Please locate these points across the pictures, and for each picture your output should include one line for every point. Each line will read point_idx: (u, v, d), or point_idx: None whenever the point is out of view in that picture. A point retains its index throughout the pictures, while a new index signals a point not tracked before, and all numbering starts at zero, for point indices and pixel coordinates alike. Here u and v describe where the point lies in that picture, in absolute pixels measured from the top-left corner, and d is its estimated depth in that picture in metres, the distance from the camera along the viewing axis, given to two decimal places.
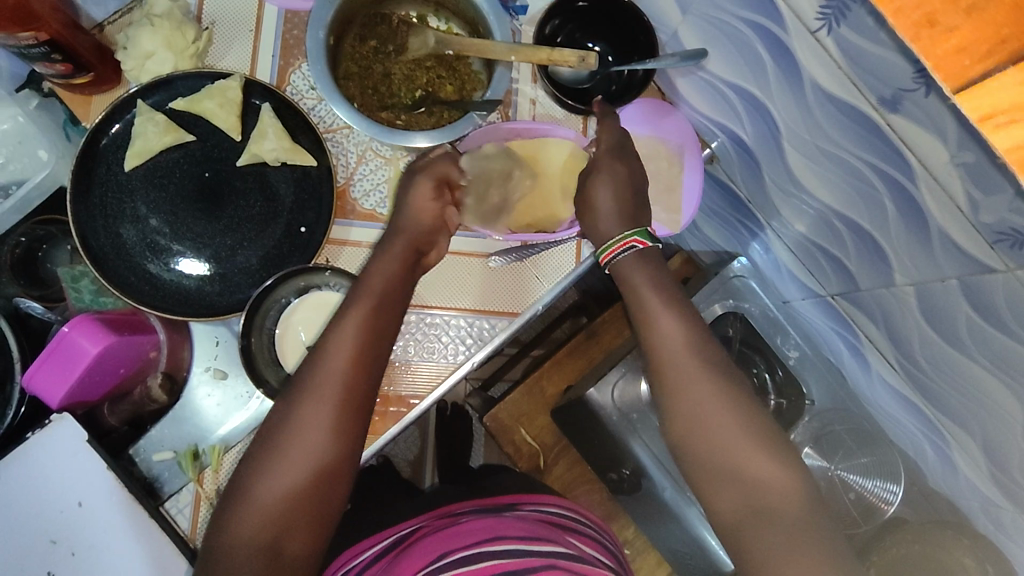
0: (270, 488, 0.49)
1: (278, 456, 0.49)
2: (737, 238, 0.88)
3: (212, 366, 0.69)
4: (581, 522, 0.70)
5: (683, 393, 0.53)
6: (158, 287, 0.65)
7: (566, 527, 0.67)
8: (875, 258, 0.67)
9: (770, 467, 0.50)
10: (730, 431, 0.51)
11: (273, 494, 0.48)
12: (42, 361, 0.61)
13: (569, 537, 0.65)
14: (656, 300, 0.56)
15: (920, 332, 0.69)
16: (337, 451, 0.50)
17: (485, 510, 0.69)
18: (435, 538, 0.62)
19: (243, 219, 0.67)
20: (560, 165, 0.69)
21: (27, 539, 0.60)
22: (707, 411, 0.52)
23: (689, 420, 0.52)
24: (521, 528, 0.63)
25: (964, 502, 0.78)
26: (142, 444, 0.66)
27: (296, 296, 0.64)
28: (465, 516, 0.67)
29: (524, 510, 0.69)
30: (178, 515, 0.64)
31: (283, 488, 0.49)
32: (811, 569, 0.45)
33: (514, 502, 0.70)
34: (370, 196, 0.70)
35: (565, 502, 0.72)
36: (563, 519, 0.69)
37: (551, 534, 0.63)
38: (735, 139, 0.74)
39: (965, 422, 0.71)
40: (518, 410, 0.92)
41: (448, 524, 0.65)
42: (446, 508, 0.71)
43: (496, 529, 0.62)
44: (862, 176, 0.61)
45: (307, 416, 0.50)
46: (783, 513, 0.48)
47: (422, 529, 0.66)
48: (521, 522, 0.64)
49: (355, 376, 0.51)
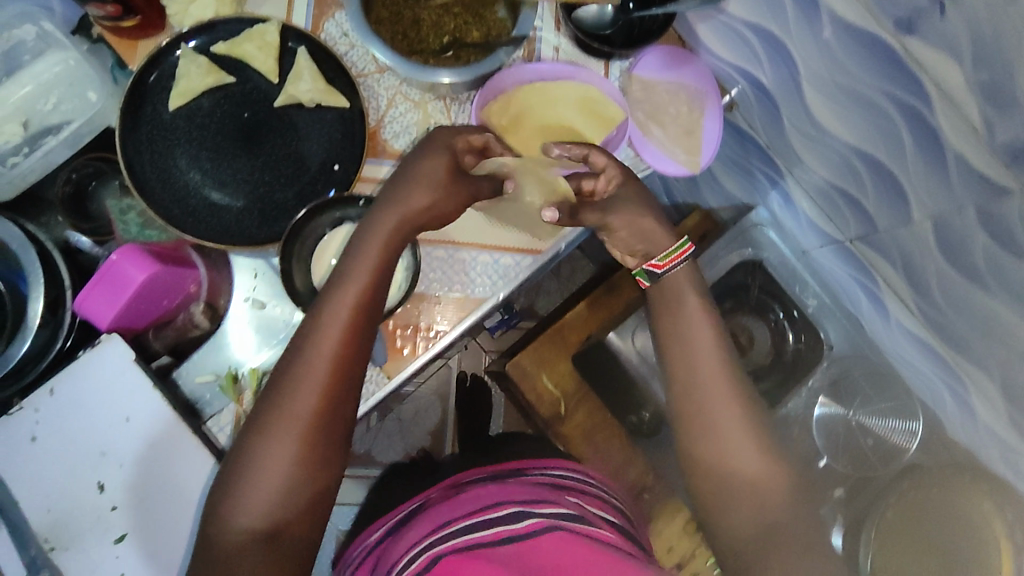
0: (263, 476, 0.53)
1: (264, 447, 0.53)
2: (758, 189, 0.90)
3: (252, 297, 0.72)
4: (587, 485, 0.71)
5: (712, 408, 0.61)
6: (201, 220, 0.69)
7: (574, 490, 0.69)
8: (894, 195, 0.68)
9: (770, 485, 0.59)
10: (746, 453, 0.60)
11: (268, 481, 0.53)
12: (94, 282, 0.65)
13: (571, 499, 0.65)
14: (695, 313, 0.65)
15: (938, 270, 0.69)
16: (322, 437, 0.54)
17: (492, 477, 0.69)
18: (440, 507, 0.64)
19: (280, 157, 0.70)
20: (584, 106, 0.71)
21: (79, 450, 0.64)
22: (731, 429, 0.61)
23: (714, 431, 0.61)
24: (525, 493, 0.63)
25: (982, 450, 0.77)
26: (185, 367, 0.70)
27: (331, 227, 0.68)
28: (472, 484, 0.68)
29: (530, 474, 0.69)
30: (219, 433, 0.68)
31: (275, 475, 0.53)
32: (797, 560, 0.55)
33: (520, 468, 0.70)
34: (400, 137, 0.74)
35: (574, 466, 0.74)
36: (571, 481, 0.70)
37: (554, 495, 0.64)
38: (755, 83, 0.75)
39: (983, 362, 0.71)
40: (541, 356, 0.93)
41: (455, 494, 0.66)
42: (454, 478, 0.72)
43: (500, 495, 0.63)
44: (879, 110, 0.62)
45: (295, 407, 0.54)
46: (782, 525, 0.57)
47: (430, 501, 0.68)
48: (526, 487, 0.65)
49: (339, 367, 0.55)
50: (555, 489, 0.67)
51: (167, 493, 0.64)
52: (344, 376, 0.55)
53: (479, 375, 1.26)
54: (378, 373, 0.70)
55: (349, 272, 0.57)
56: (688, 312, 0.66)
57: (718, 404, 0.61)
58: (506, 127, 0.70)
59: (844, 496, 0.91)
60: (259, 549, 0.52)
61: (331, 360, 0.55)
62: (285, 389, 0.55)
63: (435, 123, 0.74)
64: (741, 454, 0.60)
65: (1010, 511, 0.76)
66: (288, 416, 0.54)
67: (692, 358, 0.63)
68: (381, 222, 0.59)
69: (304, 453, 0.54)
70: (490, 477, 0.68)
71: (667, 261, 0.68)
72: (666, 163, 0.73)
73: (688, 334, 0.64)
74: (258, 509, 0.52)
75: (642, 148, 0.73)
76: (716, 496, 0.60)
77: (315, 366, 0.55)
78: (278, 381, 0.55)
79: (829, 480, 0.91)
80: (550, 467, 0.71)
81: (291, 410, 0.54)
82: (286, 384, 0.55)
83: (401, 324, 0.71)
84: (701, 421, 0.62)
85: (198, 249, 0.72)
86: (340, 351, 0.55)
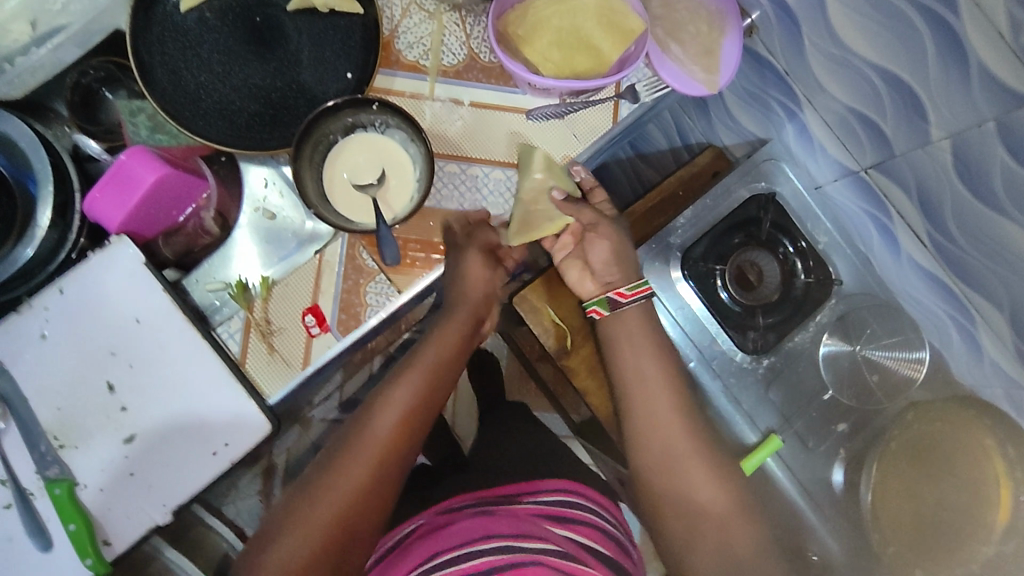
0: (313, 522, 0.60)
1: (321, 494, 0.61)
2: (771, 121, 0.88)
3: (261, 207, 0.71)
4: (581, 510, 0.81)
5: (665, 451, 0.72)
6: (212, 123, 0.68)
7: (564, 516, 0.78)
8: (913, 113, 0.67)
9: (729, 513, 0.70)
10: (700, 482, 0.71)
11: (315, 529, 0.60)
12: (103, 185, 0.64)
13: (555, 530, 0.75)
14: (641, 349, 0.75)
15: (954, 195, 0.69)
16: (366, 496, 0.62)
17: (483, 504, 0.80)
18: (432, 537, 0.75)
19: (293, 63, 0.69)
20: (602, 16, 0.69)
21: (89, 350, 0.64)
22: (682, 465, 0.71)
23: (668, 470, 0.71)
24: (509, 526, 0.73)
25: (987, 390, 0.80)
26: (195, 275, 0.70)
27: (344, 134, 0.68)
28: (462, 512, 0.79)
29: (524, 503, 0.80)
30: (229, 339, 0.68)
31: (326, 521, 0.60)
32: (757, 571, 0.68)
33: (513, 495, 0.81)
34: (414, 48, 0.73)
35: (567, 488, 0.83)
36: (558, 507, 0.80)
37: (538, 530, 0.74)
38: (778, 2, 0.74)
39: (993, 292, 0.72)
40: (546, 290, 0.91)
41: (448, 520, 0.77)
42: (442, 505, 0.82)
43: (488, 527, 0.73)
44: (903, 18, 0.60)
45: (349, 467, 0.62)
46: (742, 559, 0.68)
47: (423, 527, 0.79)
48: (510, 518, 0.75)
49: (391, 448, 0.64)
50: (544, 519, 0.77)
51: (177, 398, 0.65)
52: (396, 448, 0.64)
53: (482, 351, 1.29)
54: (388, 285, 0.70)
55: (411, 366, 0.67)
56: (642, 357, 0.75)
57: (687, 471, 0.71)
58: (522, 37, 0.69)
59: (848, 432, 0.87)
60: None
61: (392, 441, 0.64)
62: (344, 453, 0.63)
63: (450, 34, 0.73)
64: (708, 502, 0.70)
65: (1011, 445, 0.78)
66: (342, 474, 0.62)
67: (649, 408, 0.73)
68: (446, 328, 0.69)
69: (352, 504, 0.62)
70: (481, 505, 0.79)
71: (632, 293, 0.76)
72: (684, 81, 0.73)
73: (643, 377, 0.74)
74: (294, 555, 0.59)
75: (659, 65, 0.73)
76: (683, 542, 0.70)
77: (371, 443, 0.63)
78: (341, 443, 0.64)
79: (833, 415, 0.87)
80: (541, 493, 0.81)
81: (340, 491, 0.61)
82: (345, 453, 0.63)
83: (414, 239, 0.72)
84: (663, 468, 0.72)
85: (208, 159, 0.71)
86: (395, 431, 0.64)
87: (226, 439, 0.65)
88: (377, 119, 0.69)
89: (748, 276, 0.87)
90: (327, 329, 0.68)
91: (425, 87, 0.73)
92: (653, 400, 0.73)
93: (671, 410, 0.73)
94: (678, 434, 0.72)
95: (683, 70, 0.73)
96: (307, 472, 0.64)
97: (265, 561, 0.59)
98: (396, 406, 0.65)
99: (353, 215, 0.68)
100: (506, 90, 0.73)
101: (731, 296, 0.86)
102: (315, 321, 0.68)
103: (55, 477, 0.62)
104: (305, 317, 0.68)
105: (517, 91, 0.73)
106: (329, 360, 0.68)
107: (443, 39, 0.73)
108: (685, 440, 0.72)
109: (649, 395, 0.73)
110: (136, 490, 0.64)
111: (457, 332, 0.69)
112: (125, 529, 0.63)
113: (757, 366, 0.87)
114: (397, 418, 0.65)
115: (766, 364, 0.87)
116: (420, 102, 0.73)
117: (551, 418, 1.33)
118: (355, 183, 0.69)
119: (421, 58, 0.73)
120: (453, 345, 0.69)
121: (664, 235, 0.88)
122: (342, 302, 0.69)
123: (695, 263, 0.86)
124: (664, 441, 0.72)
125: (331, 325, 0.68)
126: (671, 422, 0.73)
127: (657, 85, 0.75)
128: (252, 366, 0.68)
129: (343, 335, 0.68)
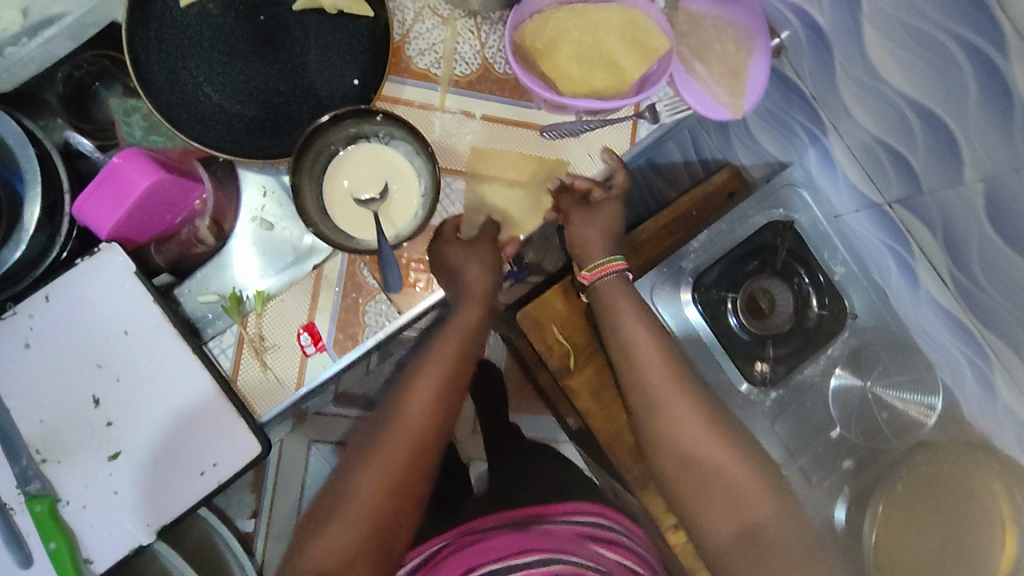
0: (358, 504, 0.64)
1: (362, 479, 0.65)
2: (794, 145, 0.86)
3: (259, 217, 0.68)
4: (606, 525, 0.89)
5: (671, 422, 0.71)
6: (211, 127, 0.65)
7: (594, 534, 0.87)
8: (945, 150, 0.63)
9: (744, 478, 0.70)
10: (709, 450, 0.70)
11: (362, 509, 0.64)
12: (94, 187, 0.61)
13: (590, 545, 0.85)
14: (634, 323, 0.73)
15: (982, 239, 0.65)
16: (406, 477, 0.66)
17: (510, 525, 0.88)
18: (471, 555, 0.84)
19: (298, 66, 0.66)
20: (625, 31, 0.65)
21: (74, 362, 0.62)
22: (688, 433, 0.71)
23: (676, 442, 0.71)
24: (547, 543, 0.84)
25: (998, 435, 0.77)
26: (188, 285, 0.67)
27: (347, 146, 0.65)
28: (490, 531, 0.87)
29: (552, 523, 0.88)
30: (220, 354, 0.66)
31: (370, 503, 0.64)
32: (783, 527, 0.68)
33: (542, 515, 0.90)
34: (425, 55, 0.69)
35: (597, 508, 0.92)
36: (588, 526, 0.89)
37: (575, 545, 0.84)
38: (810, 23, 0.70)
39: (1015, 340, 0.68)
40: (553, 307, 0.88)
41: (479, 541, 0.86)
42: (467, 526, 0.90)
43: (524, 543, 0.83)
44: (944, 53, 0.56)
45: (386, 453, 0.66)
46: (763, 520, 0.68)
47: (455, 544, 0.87)
48: (547, 537, 0.85)
49: (423, 436, 0.67)
50: (581, 537, 0.86)
51: (164, 414, 0.62)
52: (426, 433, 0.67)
53: (486, 359, 1.29)
54: (388, 305, 0.67)
55: (434, 357, 0.70)
56: (644, 353, 0.73)
57: (702, 445, 0.70)
58: (542, 50, 0.66)
59: (853, 468, 0.86)
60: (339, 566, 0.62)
61: (421, 430, 0.67)
62: (379, 442, 0.66)
63: (463, 42, 0.70)
64: (719, 472, 0.70)
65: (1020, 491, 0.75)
66: (381, 461, 0.66)
67: (650, 380, 0.72)
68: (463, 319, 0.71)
69: (392, 486, 0.65)
70: (512, 525, 0.88)
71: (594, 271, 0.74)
72: (707, 105, 0.69)
73: (650, 390, 0.72)
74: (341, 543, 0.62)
75: (682, 86, 0.69)
76: (698, 512, 0.70)
77: (403, 433, 0.67)
78: (376, 433, 0.67)
79: (839, 451, 0.85)
80: (573, 512, 0.90)
81: (378, 479, 0.65)
82: (379, 444, 0.66)
83: (415, 258, 0.69)
84: (669, 440, 0.71)
85: (205, 163, 0.68)
86: (425, 419, 0.67)
87: (214, 458, 0.62)
88: (381, 130, 0.65)
89: (759, 304, 0.86)
90: (322, 348, 0.66)
91: (436, 97, 0.69)
92: (663, 380, 0.72)
93: (682, 390, 0.72)
94: (691, 413, 0.71)
95: (705, 92, 0.69)
96: (344, 461, 0.68)
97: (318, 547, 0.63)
98: (423, 399, 0.68)
99: (351, 231, 0.65)
100: (520, 103, 0.70)
101: (740, 323, 0.84)
102: (310, 339, 0.66)
103: (35, 492, 0.60)
104: (300, 335, 0.66)
105: (531, 107, 0.70)
106: (323, 380, 0.66)
107: (456, 47, 0.69)
108: (696, 415, 0.71)
109: (658, 377, 0.72)
110: (119, 508, 0.61)
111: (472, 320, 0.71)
112: (107, 547, 0.61)
113: (764, 398, 0.84)
114: (423, 409, 0.68)
115: (774, 396, 0.85)
116: (429, 113, 0.69)
117: (550, 424, 1.31)
118: (355, 197, 0.66)
119: (433, 66, 0.69)
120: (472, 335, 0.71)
121: (674, 260, 0.85)
122: (339, 321, 0.66)
123: (705, 290, 0.84)
124: (676, 420, 0.71)
125: (327, 345, 0.66)
126: (683, 402, 0.71)
127: (678, 107, 0.72)
128: (244, 382, 0.65)
129: (339, 355, 0.66)
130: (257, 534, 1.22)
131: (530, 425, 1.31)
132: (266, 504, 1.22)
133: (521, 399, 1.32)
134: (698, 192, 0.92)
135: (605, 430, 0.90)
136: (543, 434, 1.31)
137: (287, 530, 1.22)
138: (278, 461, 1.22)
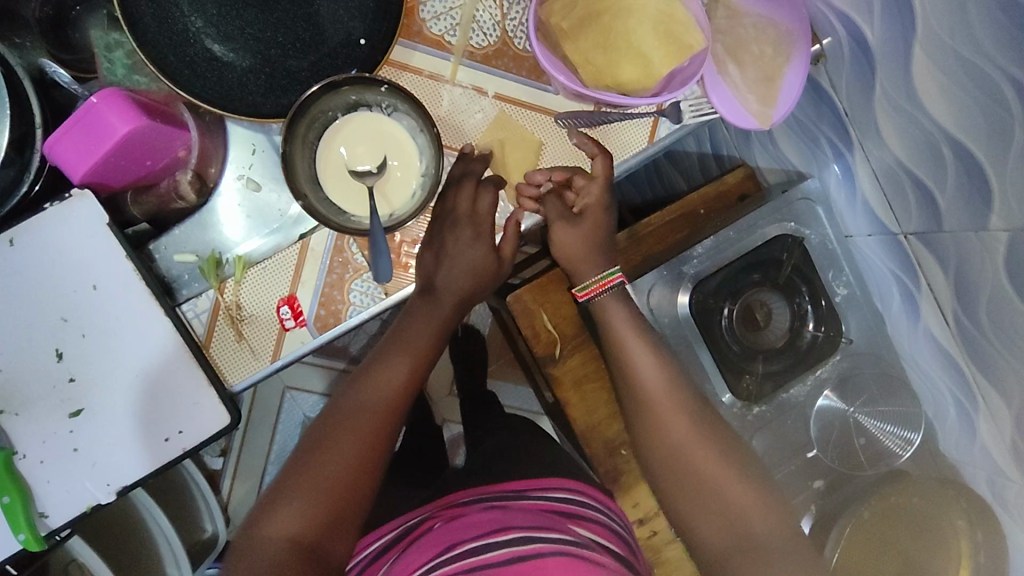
0: (319, 486, 0.59)
1: (318, 461, 0.60)
2: (816, 156, 0.82)
3: (246, 175, 0.65)
4: (591, 506, 0.82)
5: (665, 425, 0.68)
6: (199, 73, 0.59)
7: (578, 515, 0.79)
8: (975, 194, 0.60)
9: (737, 484, 0.67)
10: (705, 454, 0.68)
11: (320, 489, 0.58)
12: (68, 127, 0.55)
13: (573, 525, 0.76)
14: (625, 329, 0.71)
15: (995, 288, 0.62)
16: (364, 456, 0.61)
17: (492, 502, 0.81)
18: (446, 530, 0.76)
19: (302, 16, 0.60)
20: (660, 23, 0.60)
21: (38, 312, 0.59)
22: (680, 438, 0.68)
23: (670, 448, 0.68)
24: (530, 520, 0.74)
25: (969, 469, 0.79)
26: (164, 241, 0.64)
27: (345, 113, 0.61)
28: (470, 509, 0.80)
29: (531, 498, 0.81)
30: (194, 319, 0.63)
31: (331, 484, 0.59)
32: (777, 529, 0.65)
33: (523, 491, 0.82)
34: (441, 20, 0.65)
35: (579, 487, 0.84)
36: (571, 504, 0.81)
37: (562, 524, 0.75)
38: (854, 35, 0.65)
39: (1007, 389, 0.67)
40: (544, 293, 0.86)
41: (456, 518, 0.79)
42: (451, 499, 0.85)
43: (502, 522, 0.75)
44: (997, 96, 0.52)
45: (343, 438, 0.61)
46: (750, 520, 0.65)
47: (432, 520, 0.81)
48: (529, 514, 0.77)
49: (386, 414, 0.63)
50: (558, 515, 0.78)
51: (130, 377, 0.60)
52: (392, 412, 0.64)
53: (471, 324, 1.28)
54: (375, 286, 0.65)
55: (403, 339, 0.66)
56: (636, 347, 0.70)
57: (697, 452, 0.68)
58: (566, 32, 0.61)
59: (822, 488, 0.86)
60: (285, 550, 0.56)
61: (387, 412, 0.63)
62: (335, 425, 0.62)
63: (483, 10, 0.65)
64: (711, 475, 0.67)
65: (981, 531, 0.76)
66: (335, 446, 0.60)
67: (641, 382, 0.69)
68: (439, 301, 0.67)
69: (352, 466, 0.60)
70: (494, 500, 0.81)
71: (586, 291, 0.73)
72: (734, 109, 0.65)
73: (642, 394, 0.70)
74: (293, 528, 0.57)
75: (712, 89, 0.65)
76: (690, 508, 0.67)
77: (365, 415, 0.62)
78: (332, 415, 0.63)
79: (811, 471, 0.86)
80: (551, 487, 0.83)
81: (334, 467, 0.59)
82: (341, 428, 0.61)
83: (409, 240, 0.67)
84: (663, 441, 0.69)
85: (192, 108, 0.62)
86: (390, 399, 0.64)
87: (178, 424, 0.60)
88: (384, 100, 0.61)
89: (755, 314, 0.84)
90: (303, 323, 0.64)
91: (448, 68, 0.65)
92: (656, 390, 0.69)
93: (673, 401, 0.69)
94: (680, 417, 0.69)
95: (733, 97, 0.65)
96: (295, 448, 0.62)
97: (268, 529, 0.57)
98: (389, 378, 0.64)
99: (346, 207, 0.61)
100: (537, 85, 0.66)
101: (735, 333, 0.83)
102: (290, 313, 0.64)
103: None
104: (279, 307, 0.63)
105: (549, 90, 0.66)
106: (299, 355, 0.64)
107: (475, 14, 0.65)
108: (684, 421, 0.69)
109: (648, 382, 0.69)
110: (78, 466, 0.59)
111: (447, 303, 0.68)
112: (64, 504, 0.59)
113: (746, 412, 0.83)
114: (390, 391, 0.64)
115: (756, 412, 0.84)
116: (438, 85, 0.65)
117: (527, 396, 1.32)
118: (350, 168, 0.62)
119: (448, 33, 0.65)
120: (439, 325, 0.68)
121: (679, 258, 0.82)
122: (322, 297, 0.64)
123: (705, 295, 0.82)
124: (663, 427, 0.69)
125: (307, 320, 0.64)
126: (681, 412, 0.69)
127: (704, 109, 0.68)
128: (217, 350, 0.63)
129: (319, 332, 0.64)
130: (225, 471, 1.20)
131: (507, 393, 1.31)
132: (236, 443, 1.19)
133: (501, 366, 1.31)
134: (709, 191, 0.89)
135: (585, 421, 0.88)
136: (518, 404, 1.32)
137: (256, 471, 1.20)
138: (252, 402, 1.19)
